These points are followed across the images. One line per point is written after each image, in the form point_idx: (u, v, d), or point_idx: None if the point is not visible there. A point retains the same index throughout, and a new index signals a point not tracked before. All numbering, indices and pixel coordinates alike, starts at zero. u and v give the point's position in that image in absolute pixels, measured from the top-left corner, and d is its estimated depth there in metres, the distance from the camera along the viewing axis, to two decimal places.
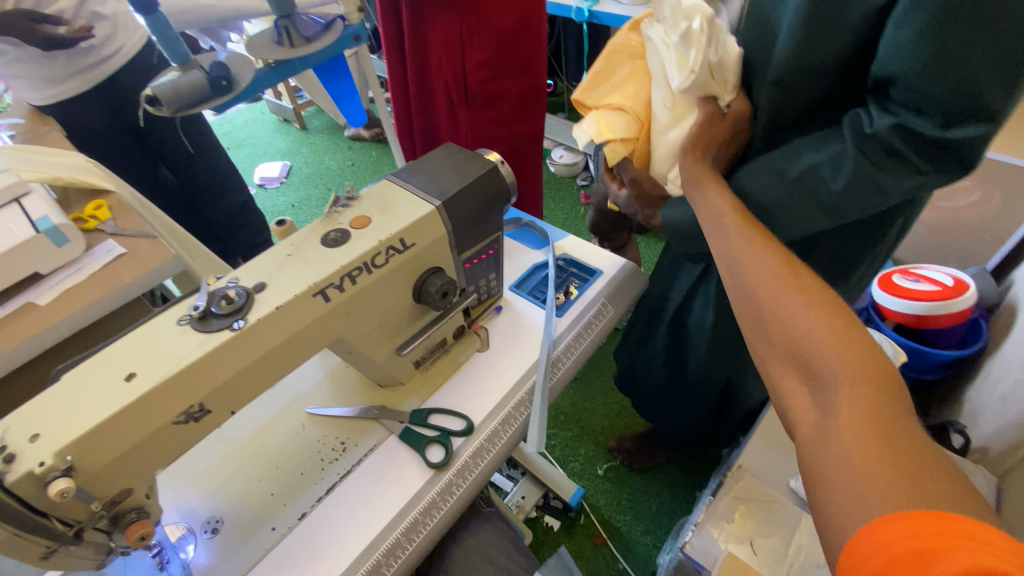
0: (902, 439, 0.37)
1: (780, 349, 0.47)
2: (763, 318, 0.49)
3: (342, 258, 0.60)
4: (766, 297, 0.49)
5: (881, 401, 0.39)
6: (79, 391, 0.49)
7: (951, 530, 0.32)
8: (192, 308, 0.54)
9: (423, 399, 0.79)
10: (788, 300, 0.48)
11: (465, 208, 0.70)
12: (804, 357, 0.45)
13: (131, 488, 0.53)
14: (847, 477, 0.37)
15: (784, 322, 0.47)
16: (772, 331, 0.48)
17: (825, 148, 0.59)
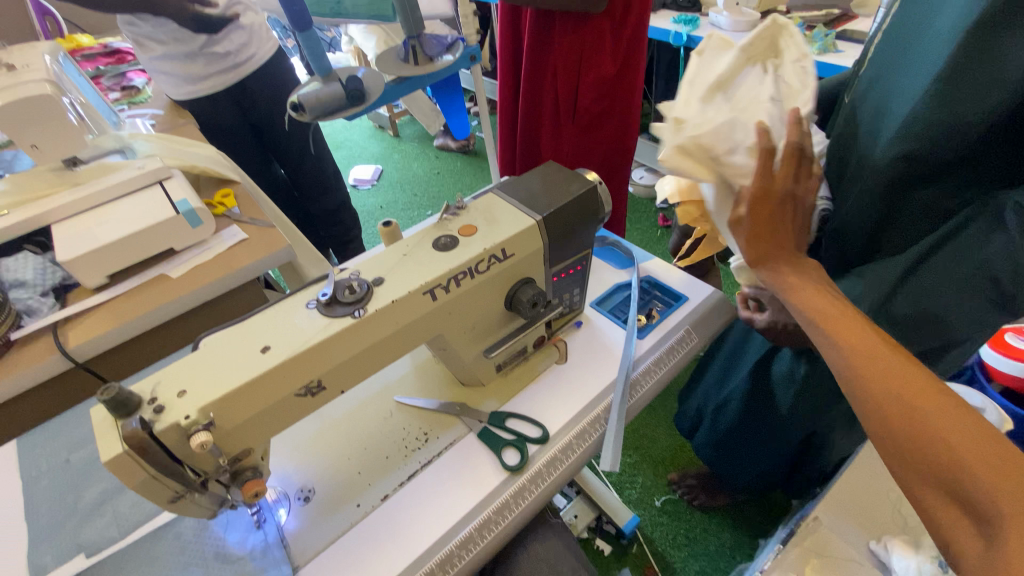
0: None
1: (924, 463, 0.46)
2: (899, 424, 0.48)
3: (451, 262, 0.65)
4: (904, 404, 0.48)
5: (976, 416, 0.45)
6: (223, 356, 0.56)
7: None
8: (320, 295, 0.61)
9: (501, 402, 0.82)
10: (933, 411, 0.47)
11: (564, 224, 0.73)
12: (955, 475, 0.44)
13: (251, 448, 0.59)
14: None
15: (931, 432, 0.46)
16: (912, 439, 0.47)
17: (986, 242, 0.58)
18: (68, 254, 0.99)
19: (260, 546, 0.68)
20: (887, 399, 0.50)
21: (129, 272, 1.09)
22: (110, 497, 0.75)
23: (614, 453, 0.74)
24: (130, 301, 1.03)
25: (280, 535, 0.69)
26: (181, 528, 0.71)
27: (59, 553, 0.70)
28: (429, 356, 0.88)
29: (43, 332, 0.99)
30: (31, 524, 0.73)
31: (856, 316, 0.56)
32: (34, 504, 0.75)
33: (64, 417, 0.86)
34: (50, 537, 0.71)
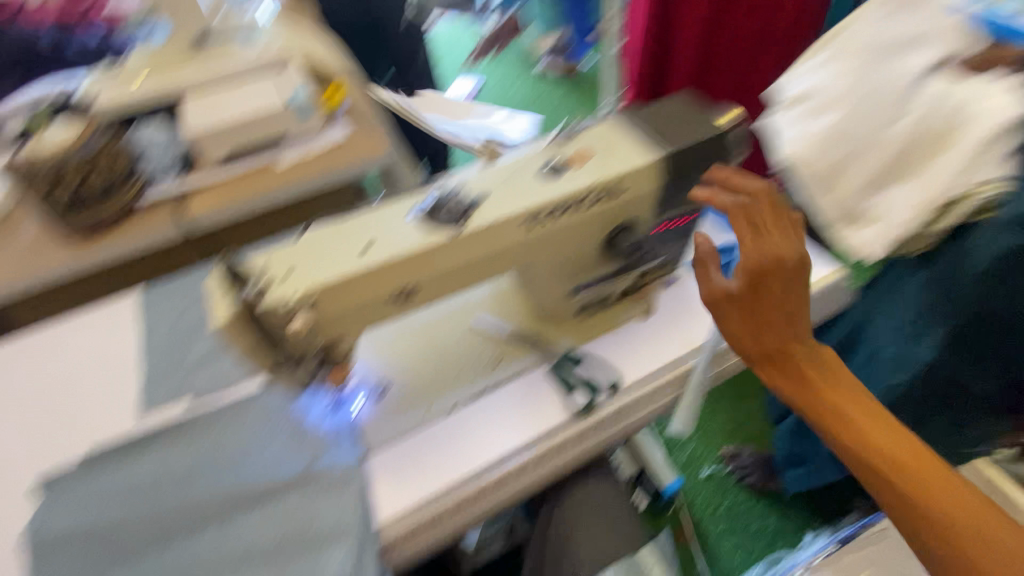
0: None
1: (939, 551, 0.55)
2: (918, 511, 0.55)
3: (556, 192, 0.61)
4: (923, 498, 0.55)
5: (903, 433, 0.58)
6: (327, 249, 0.57)
7: None
8: (422, 204, 0.60)
9: (575, 344, 0.80)
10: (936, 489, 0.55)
11: (682, 169, 0.66)
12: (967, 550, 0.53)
13: (341, 340, 0.61)
14: None
15: (940, 512, 0.54)
16: (933, 531, 0.55)
17: None
18: (191, 129, 1.04)
19: (336, 428, 0.73)
20: (905, 497, 0.56)
21: (242, 155, 1.15)
22: (211, 357, 0.84)
23: (691, 415, 0.73)
24: (241, 183, 1.09)
25: (353, 424, 0.73)
26: (268, 398, 0.78)
27: (168, 396, 0.79)
28: (509, 285, 0.87)
29: (166, 200, 1.08)
30: (148, 366, 0.84)
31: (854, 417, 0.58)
32: (151, 349, 0.86)
33: (179, 279, 0.96)
34: (163, 380, 0.82)
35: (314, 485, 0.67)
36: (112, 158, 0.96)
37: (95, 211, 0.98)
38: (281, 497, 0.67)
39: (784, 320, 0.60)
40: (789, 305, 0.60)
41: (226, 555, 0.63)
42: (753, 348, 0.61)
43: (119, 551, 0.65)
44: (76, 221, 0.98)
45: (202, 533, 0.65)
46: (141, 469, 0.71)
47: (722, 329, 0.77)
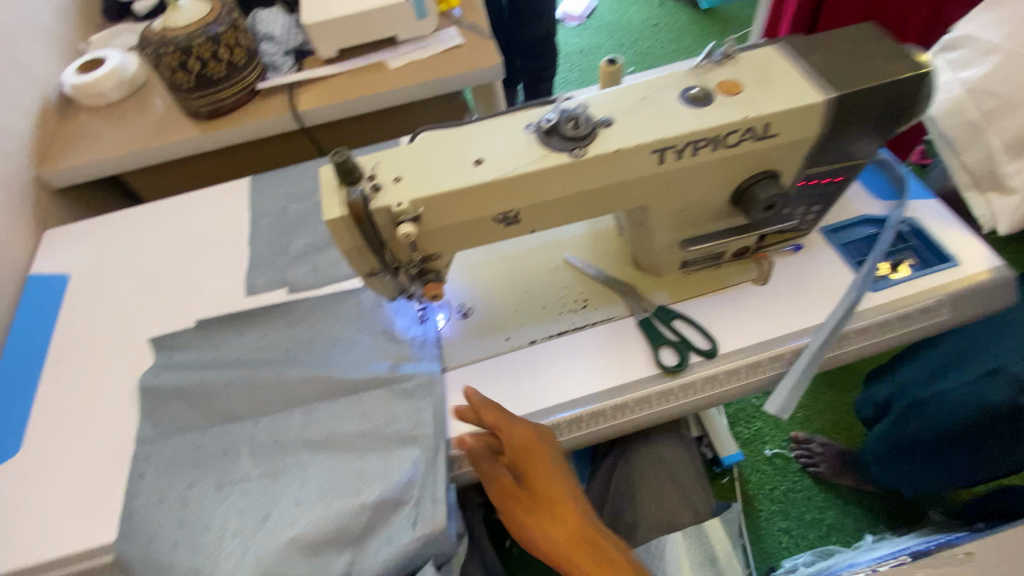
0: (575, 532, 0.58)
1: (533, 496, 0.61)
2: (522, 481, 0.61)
3: (697, 123, 0.53)
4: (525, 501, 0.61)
5: (560, 512, 0.60)
6: (440, 156, 0.54)
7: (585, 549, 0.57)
8: (543, 119, 0.55)
9: (673, 299, 0.74)
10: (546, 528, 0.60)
11: (854, 116, 0.56)
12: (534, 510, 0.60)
13: (439, 253, 0.60)
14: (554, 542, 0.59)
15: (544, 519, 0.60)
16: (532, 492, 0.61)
17: None
18: (310, 18, 1.02)
19: (419, 339, 0.74)
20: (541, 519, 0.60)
21: (354, 52, 1.12)
22: (310, 250, 0.87)
23: (794, 394, 0.65)
24: (349, 81, 1.07)
25: (437, 337, 0.74)
26: (359, 298, 0.80)
27: (269, 281, 0.84)
28: (611, 226, 0.81)
29: (279, 90, 1.09)
30: (254, 250, 0.88)
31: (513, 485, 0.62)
32: (258, 235, 0.90)
33: (286, 171, 0.98)
34: (266, 265, 0.86)
35: (394, 387, 0.70)
36: (234, 40, 0.97)
37: (210, 94, 1.00)
38: (363, 393, 0.70)
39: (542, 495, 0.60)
40: (540, 474, 0.61)
41: (312, 434, 0.68)
42: (548, 548, 0.59)
43: (222, 411, 0.72)
44: (191, 100, 1.00)
45: (292, 410, 0.71)
46: (244, 342, 0.77)
47: (849, 311, 0.67)
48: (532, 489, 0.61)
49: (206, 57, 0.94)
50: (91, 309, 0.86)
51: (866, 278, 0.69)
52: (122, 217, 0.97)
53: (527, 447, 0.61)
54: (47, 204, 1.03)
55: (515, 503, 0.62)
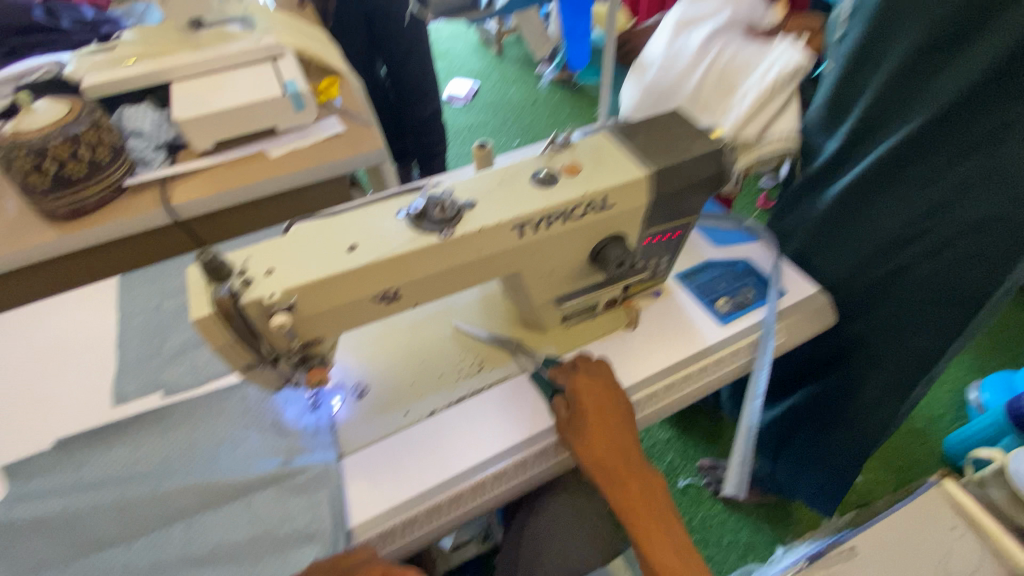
0: None
1: None
2: None
3: (547, 200, 0.61)
4: None
5: None
6: (312, 245, 0.57)
7: None
8: (411, 205, 0.59)
9: (558, 352, 0.80)
10: None
11: (675, 186, 0.67)
12: None
13: (321, 338, 0.60)
14: None
15: None
16: None
17: (947, 140, 0.68)
18: (183, 113, 1.03)
19: (312, 426, 0.72)
20: None
21: (233, 144, 1.13)
22: (189, 348, 0.82)
23: (742, 472, 0.74)
24: (230, 172, 1.07)
25: (331, 422, 0.72)
26: (246, 392, 0.76)
27: (141, 386, 0.77)
28: (498, 292, 0.87)
29: (151, 183, 1.06)
30: (123, 353, 0.82)
31: None
32: (128, 336, 0.84)
33: (161, 265, 0.94)
34: (137, 368, 0.80)
35: (289, 482, 0.67)
36: (97, 137, 0.93)
37: (70, 194, 0.94)
38: (252, 494, 0.66)
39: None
40: None
41: (195, 550, 0.62)
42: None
43: (86, 542, 0.63)
44: (47, 201, 0.94)
45: (171, 526, 0.64)
46: (112, 458, 0.70)
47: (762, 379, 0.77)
48: None
49: (65, 156, 0.90)
50: None
51: (770, 310, 0.81)
52: None
53: None
54: None
55: None
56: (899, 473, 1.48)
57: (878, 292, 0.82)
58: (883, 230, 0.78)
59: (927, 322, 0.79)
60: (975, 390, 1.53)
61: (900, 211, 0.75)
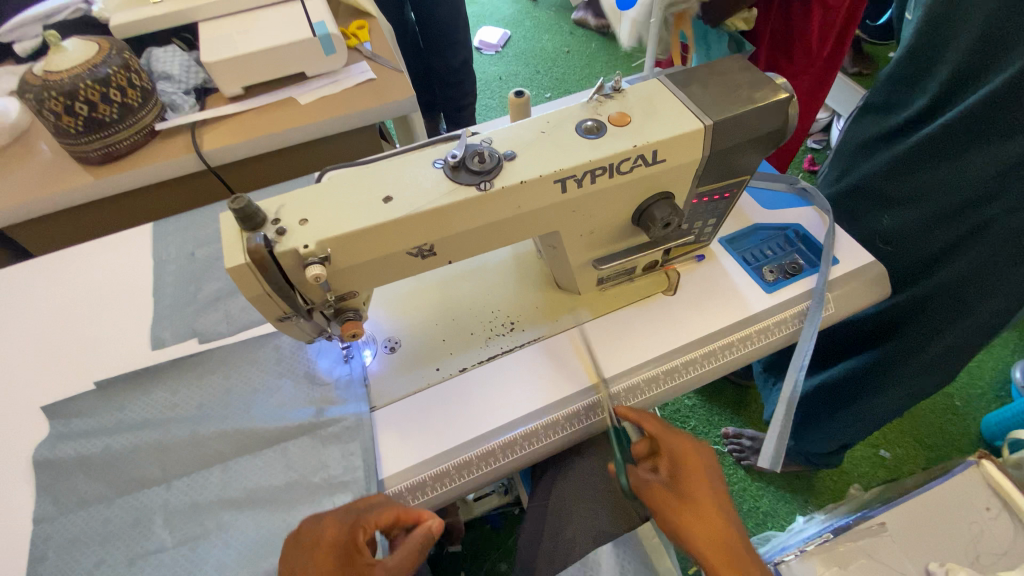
0: None
1: None
2: None
3: (593, 154, 0.57)
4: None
5: None
6: (345, 195, 0.54)
7: None
8: (448, 155, 0.56)
9: (593, 316, 0.77)
10: None
11: (732, 142, 0.62)
12: None
13: (355, 292, 0.59)
14: None
15: None
16: None
17: None
18: (211, 55, 0.99)
19: (345, 378, 0.72)
20: None
21: (261, 89, 1.10)
22: (222, 297, 0.82)
23: (781, 446, 0.70)
24: (258, 118, 1.05)
25: (363, 375, 0.72)
26: (279, 343, 0.77)
27: (177, 332, 0.79)
28: (531, 251, 0.84)
29: (181, 129, 1.04)
30: (158, 300, 0.82)
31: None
32: (163, 283, 0.84)
33: (193, 213, 0.93)
34: (173, 315, 0.81)
35: (321, 432, 0.68)
36: (127, 79, 0.91)
37: (102, 138, 0.93)
38: (287, 442, 0.67)
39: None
40: None
41: (234, 492, 0.64)
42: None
43: (130, 478, 0.65)
44: (80, 144, 0.93)
45: (209, 468, 0.66)
46: (152, 401, 0.72)
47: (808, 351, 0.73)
48: None
49: (96, 99, 0.88)
50: None
51: (821, 278, 0.76)
52: (6, 272, 0.87)
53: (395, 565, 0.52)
54: None
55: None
56: (932, 450, 1.44)
57: (951, 252, 0.76)
58: (954, 186, 0.73)
59: (998, 288, 0.71)
60: (1019, 370, 1.46)
61: (974, 166, 0.70)
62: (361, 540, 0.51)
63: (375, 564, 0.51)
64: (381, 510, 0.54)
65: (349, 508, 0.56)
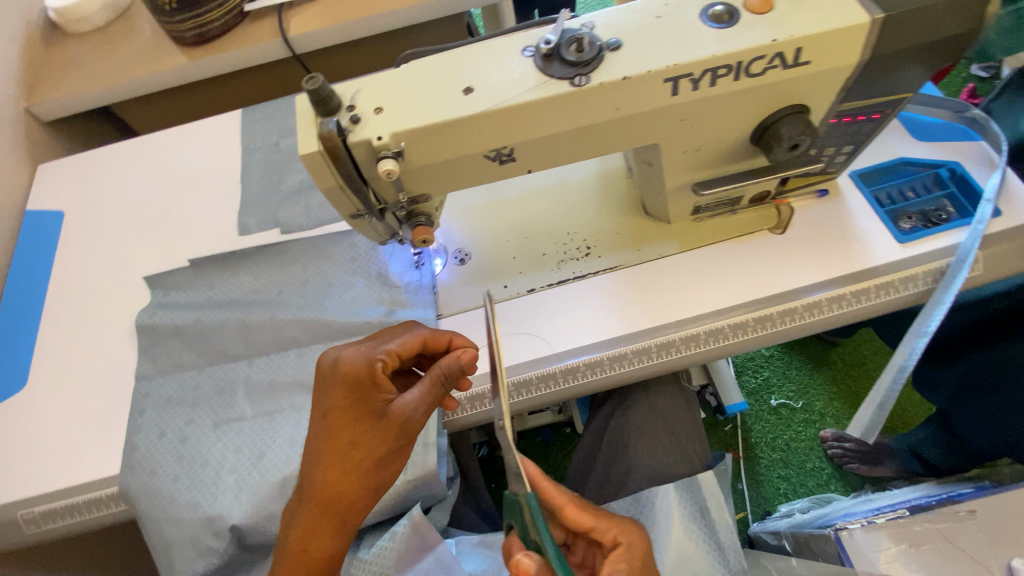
0: (352, 461, 0.51)
1: (339, 468, 0.51)
2: (332, 451, 0.51)
3: (718, 48, 0.47)
4: (328, 439, 0.51)
5: (370, 468, 0.52)
6: (424, 83, 0.49)
7: (334, 506, 0.52)
8: (542, 41, 0.48)
9: (681, 248, 0.69)
10: (333, 470, 0.51)
11: (900, 46, 0.49)
12: (326, 461, 0.51)
13: (427, 195, 0.56)
14: (312, 478, 0.51)
15: (313, 468, 0.51)
16: (341, 445, 0.51)
17: None
18: None
19: (414, 284, 0.72)
20: (317, 462, 0.51)
21: None
22: (303, 189, 0.83)
23: (880, 415, 0.63)
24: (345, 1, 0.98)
25: (432, 283, 0.71)
26: (354, 241, 0.76)
27: (261, 221, 0.81)
28: (620, 169, 0.75)
29: (269, 11, 1.00)
30: (245, 187, 0.84)
31: (366, 413, 0.51)
32: (250, 171, 0.86)
33: (279, 102, 0.92)
34: (257, 204, 0.82)
35: None
36: None
37: (194, 16, 0.92)
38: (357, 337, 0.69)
39: (346, 449, 0.51)
40: (371, 438, 0.51)
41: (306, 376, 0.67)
42: (319, 485, 0.51)
43: (218, 351, 0.71)
44: (175, 23, 0.93)
45: (286, 352, 0.70)
46: (237, 283, 0.76)
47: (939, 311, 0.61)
48: (371, 426, 0.51)
49: None
50: (84, 245, 0.84)
51: (975, 232, 0.62)
52: (113, 148, 0.93)
53: (421, 396, 0.53)
54: (38, 134, 1.00)
55: (353, 424, 0.51)
56: None
57: None
58: None
59: None
60: None
61: None
62: (379, 376, 0.51)
63: (393, 398, 0.52)
64: (402, 344, 0.53)
65: (371, 338, 0.54)
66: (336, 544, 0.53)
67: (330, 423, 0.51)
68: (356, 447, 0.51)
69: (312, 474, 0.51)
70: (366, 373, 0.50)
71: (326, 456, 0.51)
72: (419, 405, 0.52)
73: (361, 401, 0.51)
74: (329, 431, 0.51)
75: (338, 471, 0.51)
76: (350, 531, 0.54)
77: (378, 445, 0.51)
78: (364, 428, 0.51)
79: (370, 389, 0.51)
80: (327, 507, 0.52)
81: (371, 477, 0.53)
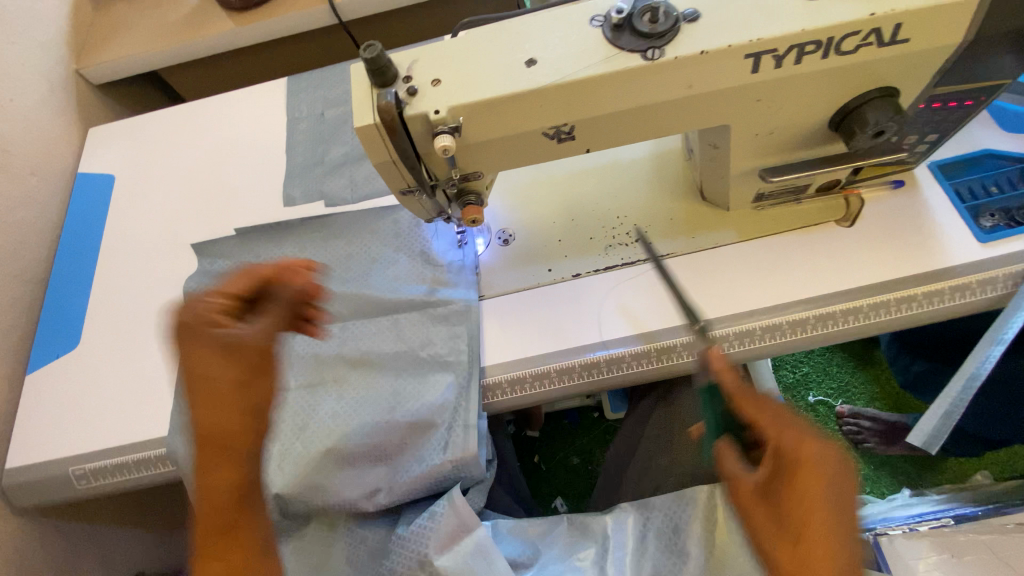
0: (204, 382, 0.53)
1: (197, 387, 0.53)
2: (190, 377, 0.53)
3: (807, 22, 0.43)
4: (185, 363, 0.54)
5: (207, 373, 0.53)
6: (484, 54, 0.47)
7: (229, 454, 0.53)
8: (613, 11, 0.45)
9: (739, 238, 0.65)
10: (223, 418, 0.53)
11: (1014, 23, 0.44)
12: (199, 396, 0.53)
13: (480, 173, 0.54)
14: (208, 442, 0.52)
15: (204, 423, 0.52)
16: (192, 368, 0.53)
17: None
18: None
19: (456, 263, 0.70)
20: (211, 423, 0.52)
21: None
22: (347, 162, 0.82)
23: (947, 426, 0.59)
24: None
25: (475, 263, 0.70)
26: (398, 216, 0.75)
27: (306, 192, 0.80)
28: (677, 152, 0.71)
29: None
30: (290, 157, 0.84)
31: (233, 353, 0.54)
32: (295, 142, 0.85)
33: (325, 71, 0.91)
34: (302, 175, 0.82)
35: (431, 311, 0.68)
36: None
37: None
38: (399, 313, 0.69)
39: (212, 389, 0.53)
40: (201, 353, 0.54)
41: (348, 350, 0.68)
42: (199, 424, 0.53)
43: None
44: None
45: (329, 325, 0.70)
46: (282, 254, 0.76)
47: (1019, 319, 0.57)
48: (205, 345, 0.54)
49: None
50: (134, 210, 0.86)
51: None
52: (162, 114, 0.93)
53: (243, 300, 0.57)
54: (90, 97, 1.01)
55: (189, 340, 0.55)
56: None
57: None
58: None
59: None
60: None
61: None
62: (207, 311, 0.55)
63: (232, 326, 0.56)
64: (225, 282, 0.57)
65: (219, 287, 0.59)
66: (230, 479, 0.53)
67: (189, 356, 0.54)
68: (209, 377, 0.53)
69: (207, 440, 0.53)
70: (196, 313, 0.54)
71: (199, 398, 0.53)
72: (261, 328, 0.56)
73: (200, 326, 0.54)
74: (188, 360, 0.54)
75: (200, 391, 0.53)
76: (248, 467, 0.54)
77: (210, 353, 0.54)
78: (200, 350, 0.54)
79: (203, 317, 0.54)
80: (208, 444, 0.53)
81: (218, 383, 0.53)
